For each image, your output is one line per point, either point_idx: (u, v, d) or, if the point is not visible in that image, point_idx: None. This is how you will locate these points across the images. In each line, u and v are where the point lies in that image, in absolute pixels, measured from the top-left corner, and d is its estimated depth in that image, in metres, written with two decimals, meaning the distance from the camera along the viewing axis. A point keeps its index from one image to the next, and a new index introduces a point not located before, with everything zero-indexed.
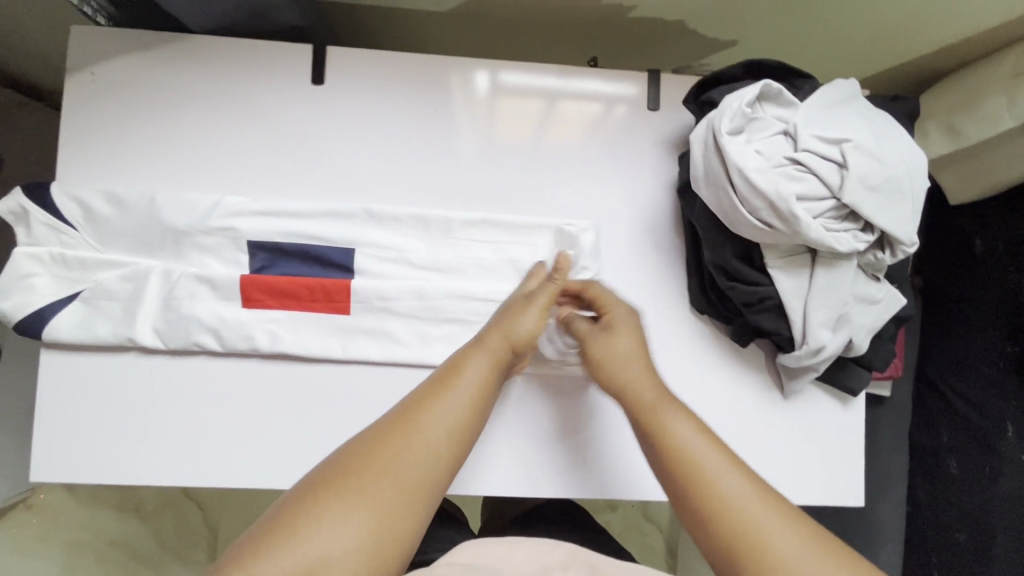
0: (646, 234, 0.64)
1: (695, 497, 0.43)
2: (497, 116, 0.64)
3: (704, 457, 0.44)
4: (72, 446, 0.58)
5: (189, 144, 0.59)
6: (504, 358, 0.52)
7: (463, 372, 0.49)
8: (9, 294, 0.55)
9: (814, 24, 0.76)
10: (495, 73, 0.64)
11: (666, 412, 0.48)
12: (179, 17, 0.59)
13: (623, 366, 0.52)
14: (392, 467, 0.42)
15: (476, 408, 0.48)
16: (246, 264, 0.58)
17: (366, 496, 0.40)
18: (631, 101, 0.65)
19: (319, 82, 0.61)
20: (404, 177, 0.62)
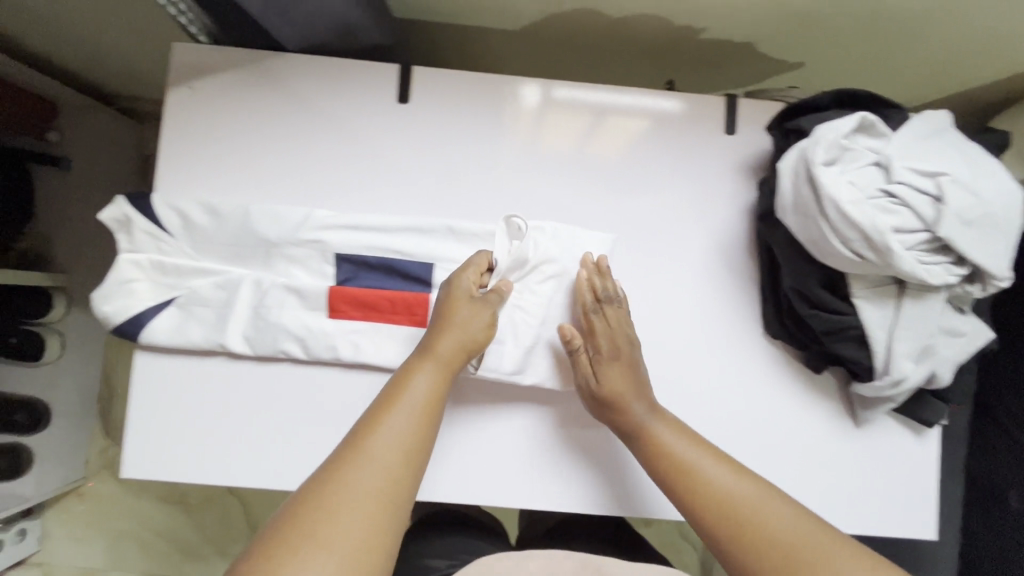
0: (718, 257, 0.65)
1: (689, 490, 0.53)
2: (567, 138, 0.65)
3: (693, 455, 0.55)
4: (160, 444, 0.60)
5: (282, 159, 0.62)
6: (447, 366, 0.54)
7: (407, 390, 0.51)
8: (111, 298, 0.58)
9: (887, 48, 0.76)
10: (547, 88, 0.65)
11: (656, 422, 0.57)
12: (277, 37, 0.61)
13: (633, 404, 0.57)
14: (352, 492, 0.43)
15: (425, 422, 0.50)
16: (331, 275, 0.61)
17: (337, 525, 0.41)
18: (684, 113, 0.66)
19: (405, 101, 0.64)
20: (482, 194, 0.64)
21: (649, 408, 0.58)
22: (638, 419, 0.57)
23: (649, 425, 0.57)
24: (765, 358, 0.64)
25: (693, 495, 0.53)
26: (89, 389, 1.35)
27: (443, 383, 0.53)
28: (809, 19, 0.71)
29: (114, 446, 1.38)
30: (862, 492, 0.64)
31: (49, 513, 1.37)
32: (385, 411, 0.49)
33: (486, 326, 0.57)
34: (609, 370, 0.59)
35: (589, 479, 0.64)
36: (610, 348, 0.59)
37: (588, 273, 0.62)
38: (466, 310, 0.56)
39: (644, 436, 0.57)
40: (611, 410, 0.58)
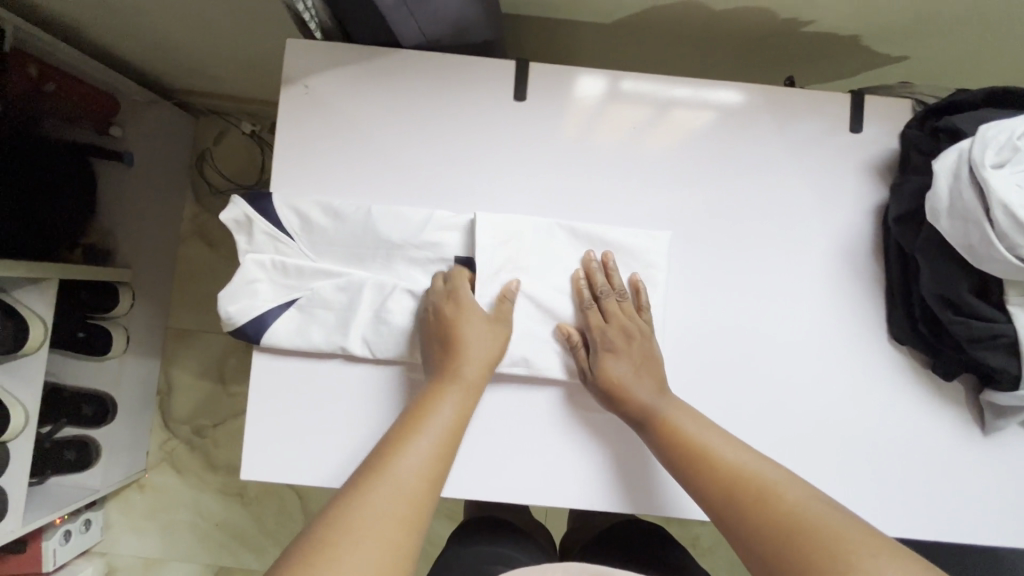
0: (840, 260, 0.64)
1: (705, 469, 0.53)
2: (673, 136, 0.65)
3: (704, 436, 0.55)
4: (274, 448, 0.60)
5: (400, 160, 0.62)
6: (466, 383, 0.55)
7: (432, 413, 0.52)
8: (237, 299, 0.58)
9: (1001, 42, 0.74)
10: (614, 81, 0.65)
11: (665, 407, 0.57)
12: (399, 34, 0.60)
13: (637, 389, 0.58)
14: (378, 499, 0.44)
15: (448, 444, 0.51)
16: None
17: (360, 529, 0.41)
18: (760, 105, 0.65)
19: (522, 99, 0.64)
20: (595, 193, 0.64)
21: (657, 397, 0.58)
22: (646, 407, 0.57)
23: (657, 409, 0.57)
24: (890, 363, 0.63)
25: (709, 479, 0.52)
26: (149, 382, 1.36)
27: (466, 406, 0.54)
28: (927, 12, 0.69)
29: (173, 440, 1.39)
30: (991, 502, 0.62)
31: (112, 505, 1.39)
32: (411, 428, 0.51)
33: (498, 343, 0.58)
34: (608, 360, 0.59)
35: (639, 467, 0.63)
36: (610, 338, 0.59)
37: (588, 271, 0.62)
38: (473, 320, 0.57)
39: (656, 419, 0.56)
40: (614, 399, 0.58)
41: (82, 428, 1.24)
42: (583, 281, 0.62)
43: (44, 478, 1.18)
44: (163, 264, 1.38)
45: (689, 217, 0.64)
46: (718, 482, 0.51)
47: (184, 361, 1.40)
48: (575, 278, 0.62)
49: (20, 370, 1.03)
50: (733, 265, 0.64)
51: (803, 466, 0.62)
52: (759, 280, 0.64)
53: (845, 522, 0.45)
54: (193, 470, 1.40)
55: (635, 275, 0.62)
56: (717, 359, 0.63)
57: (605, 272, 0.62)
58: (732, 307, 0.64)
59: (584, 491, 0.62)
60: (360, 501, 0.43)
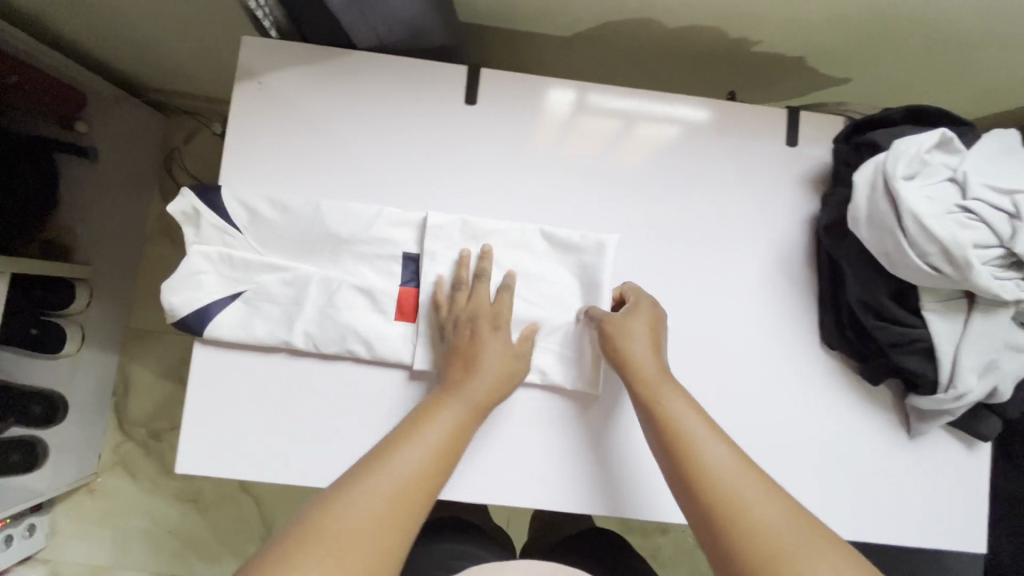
0: (776, 266, 0.67)
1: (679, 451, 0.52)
2: (632, 150, 0.67)
3: (681, 414, 0.54)
4: (211, 441, 0.59)
5: (353, 158, 0.64)
6: (476, 399, 0.56)
7: (432, 420, 0.53)
8: (180, 290, 0.58)
9: (931, 67, 0.79)
10: (582, 94, 0.67)
11: (665, 386, 0.56)
12: (350, 35, 0.61)
13: (634, 344, 0.58)
14: (364, 500, 0.46)
15: (446, 453, 0.52)
16: (398, 275, 0.62)
17: (341, 531, 0.43)
18: (720, 123, 0.67)
19: (472, 102, 0.65)
20: (542, 196, 0.66)
21: (663, 375, 0.57)
22: (654, 381, 0.57)
23: (658, 386, 0.56)
24: (824, 367, 0.65)
25: (676, 458, 0.52)
26: (105, 382, 1.33)
27: (468, 419, 0.55)
28: (861, 36, 0.73)
29: (128, 442, 1.36)
30: (914, 505, 0.64)
31: (59, 509, 1.35)
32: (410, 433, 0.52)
33: (513, 369, 0.59)
34: (627, 332, 0.59)
35: (607, 466, 0.63)
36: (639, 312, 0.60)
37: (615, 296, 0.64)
38: (482, 335, 0.58)
39: (648, 394, 0.56)
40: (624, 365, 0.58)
41: (28, 429, 1.20)
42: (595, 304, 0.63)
43: None
44: (125, 263, 1.36)
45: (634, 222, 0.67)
46: (681, 458, 0.52)
47: (144, 361, 1.37)
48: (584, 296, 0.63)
49: None
50: (673, 269, 0.66)
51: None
52: (698, 284, 0.66)
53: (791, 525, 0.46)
54: (148, 473, 1.36)
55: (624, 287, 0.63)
56: None
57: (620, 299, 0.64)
58: (672, 311, 0.66)
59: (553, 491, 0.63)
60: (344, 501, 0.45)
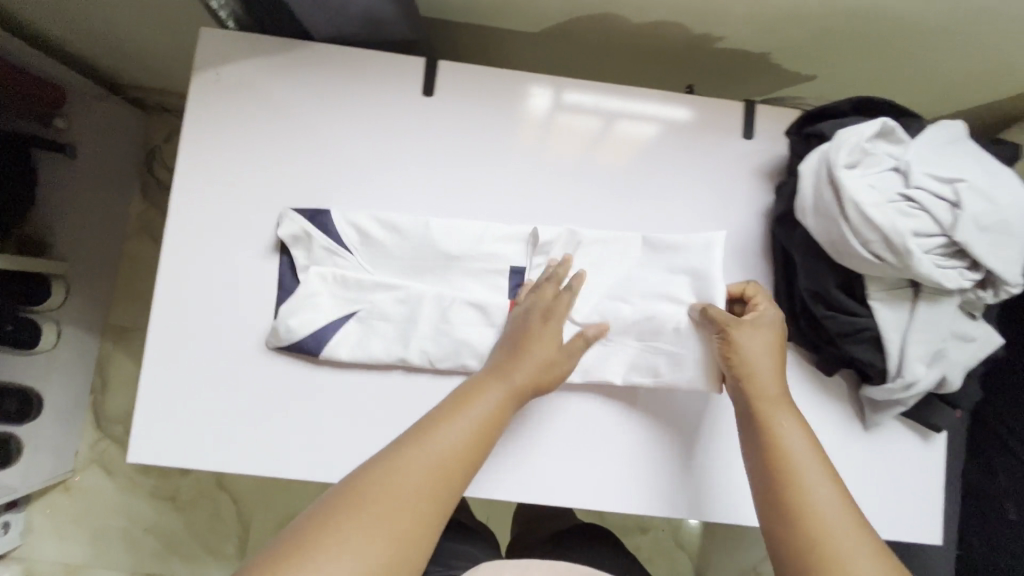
0: (735, 258, 0.66)
1: (779, 461, 0.52)
2: (608, 147, 0.67)
3: (790, 433, 0.54)
4: (165, 430, 0.60)
5: (310, 148, 0.64)
6: (523, 391, 0.56)
7: (474, 405, 0.53)
8: (300, 312, 0.60)
9: (894, 64, 0.79)
10: (558, 92, 0.67)
11: (773, 404, 0.56)
12: (306, 26, 0.62)
13: (760, 362, 0.57)
14: (411, 485, 0.46)
15: (482, 441, 0.52)
16: (504, 288, 0.64)
17: (388, 512, 0.43)
18: (699, 122, 0.68)
19: (430, 94, 0.66)
20: (501, 187, 0.66)
21: (783, 395, 0.57)
22: (771, 397, 0.56)
23: (773, 405, 0.56)
24: (779, 358, 0.65)
25: (772, 466, 0.53)
26: (82, 379, 1.33)
27: (506, 406, 0.54)
28: (821, 32, 0.74)
29: (105, 440, 1.36)
30: (870, 496, 0.64)
31: (36, 507, 1.34)
32: (452, 416, 0.52)
33: (557, 369, 0.58)
34: (746, 338, 0.57)
35: (653, 466, 0.64)
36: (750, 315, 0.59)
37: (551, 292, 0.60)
38: (534, 329, 0.58)
39: (761, 410, 0.56)
40: (740, 371, 0.57)
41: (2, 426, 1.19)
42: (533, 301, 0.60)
43: None
44: (105, 259, 1.36)
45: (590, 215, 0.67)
46: (774, 466, 0.52)
47: (122, 358, 1.37)
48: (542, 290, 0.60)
49: None
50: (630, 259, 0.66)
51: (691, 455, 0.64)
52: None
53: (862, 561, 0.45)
54: (125, 471, 1.36)
55: (749, 285, 0.62)
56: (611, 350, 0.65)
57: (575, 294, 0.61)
58: None
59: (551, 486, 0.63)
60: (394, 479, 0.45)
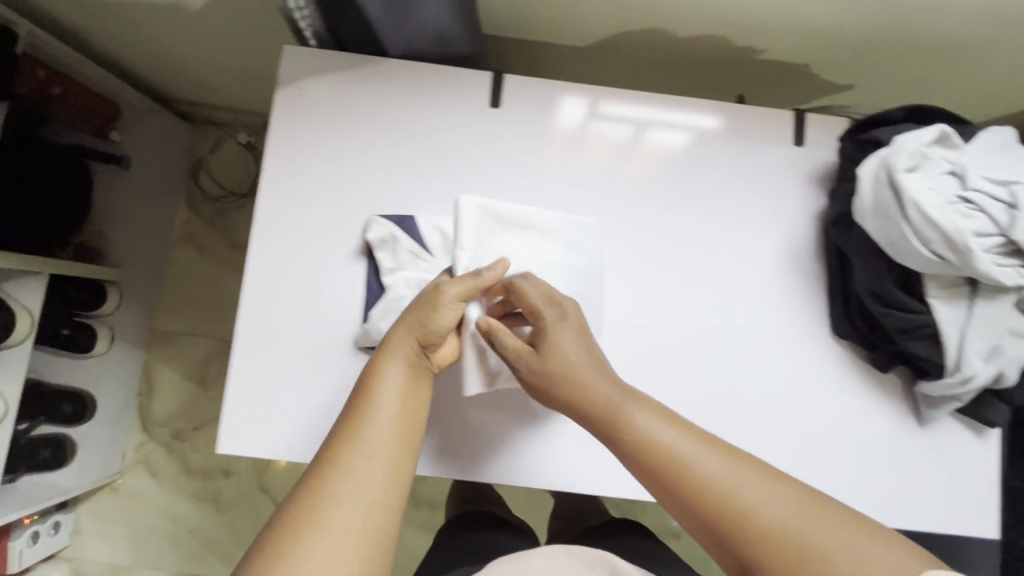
0: (789, 261, 0.69)
1: (659, 461, 0.48)
2: (636, 155, 0.71)
3: (651, 420, 0.50)
4: (253, 424, 0.63)
5: (386, 157, 0.68)
6: (416, 357, 0.54)
7: (376, 397, 0.50)
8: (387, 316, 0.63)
9: (931, 73, 0.82)
10: (596, 103, 0.71)
11: (626, 401, 0.52)
12: (384, 44, 0.66)
13: (586, 373, 0.53)
14: (346, 491, 0.44)
15: (392, 429, 0.49)
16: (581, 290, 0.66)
17: (339, 518, 0.43)
18: (725, 130, 0.71)
19: (497, 106, 0.70)
20: (564, 192, 0.70)
21: (621, 392, 0.53)
22: (607, 394, 0.52)
23: (622, 403, 0.52)
24: (830, 356, 0.68)
25: (660, 473, 0.48)
26: (130, 384, 1.37)
27: (415, 376, 0.53)
28: (862, 43, 0.77)
29: (150, 443, 1.40)
30: (927, 490, 0.66)
31: (84, 508, 1.38)
32: (363, 406, 0.50)
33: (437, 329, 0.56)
34: (561, 345, 0.55)
35: None
36: (548, 318, 0.56)
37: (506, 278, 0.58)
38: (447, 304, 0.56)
39: (618, 414, 0.51)
40: (557, 387, 0.54)
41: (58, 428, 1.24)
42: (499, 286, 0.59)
43: (17, 476, 1.17)
44: (153, 267, 1.41)
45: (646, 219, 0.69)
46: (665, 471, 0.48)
47: (167, 363, 1.41)
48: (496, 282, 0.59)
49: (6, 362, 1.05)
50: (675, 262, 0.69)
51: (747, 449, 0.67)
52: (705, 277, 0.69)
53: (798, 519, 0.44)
54: (169, 474, 1.40)
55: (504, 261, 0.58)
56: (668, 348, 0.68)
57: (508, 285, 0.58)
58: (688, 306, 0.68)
59: (553, 471, 0.69)
60: (311, 525, 0.42)
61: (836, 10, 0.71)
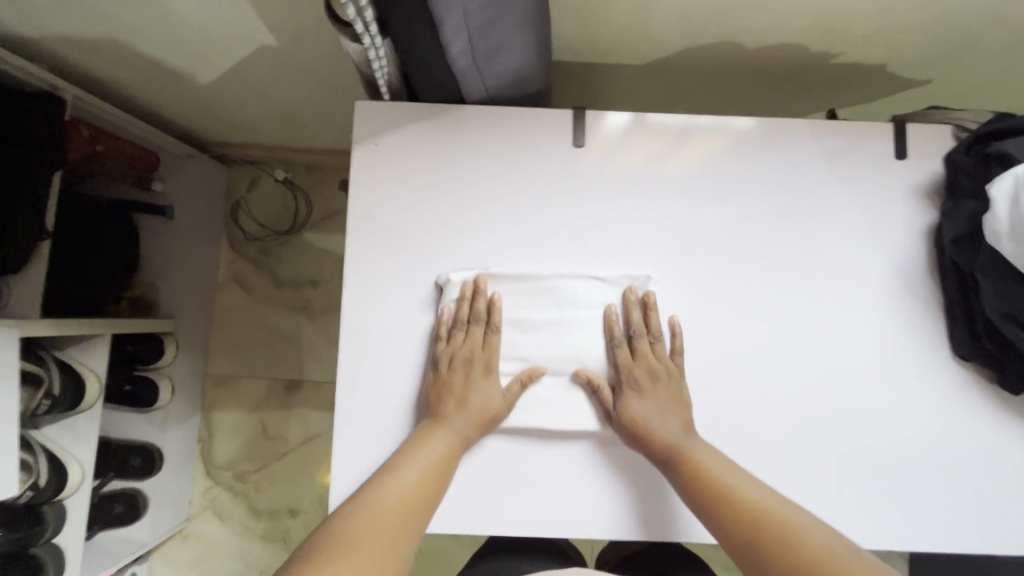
0: (895, 284, 0.69)
1: (702, 481, 0.59)
2: (675, 165, 0.71)
3: (697, 452, 0.62)
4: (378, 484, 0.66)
5: (476, 211, 0.69)
6: (468, 429, 0.63)
7: (422, 451, 0.61)
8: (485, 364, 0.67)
9: (1018, 66, 0.79)
10: (641, 117, 0.71)
11: (689, 447, 0.62)
12: (466, 92, 0.65)
13: (659, 425, 0.63)
14: (373, 521, 0.54)
15: (433, 478, 0.60)
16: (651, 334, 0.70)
17: (359, 541, 0.51)
18: (765, 130, 0.71)
19: (580, 145, 0.70)
20: (660, 221, 0.70)
21: (683, 431, 0.63)
22: (673, 439, 0.63)
23: (682, 448, 0.62)
24: (955, 379, 0.67)
25: (701, 490, 0.59)
26: (192, 430, 1.37)
27: (459, 444, 0.63)
28: (949, 42, 0.74)
29: (215, 488, 1.39)
30: None
31: (155, 557, 1.38)
32: (405, 462, 0.61)
33: (490, 407, 0.64)
34: (635, 400, 0.65)
35: None
36: (637, 379, 0.65)
37: (635, 305, 0.68)
38: (473, 378, 0.65)
39: (680, 457, 0.62)
40: (641, 437, 0.64)
41: (131, 482, 1.27)
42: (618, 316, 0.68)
43: (93, 531, 1.21)
44: (202, 313, 1.39)
45: (721, 249, 0.70)
46: (706, 486, 0.59)
47: (225, 408, 1.40)
48: (610, 310, 0.68)
49: (73, 426, 1.05)
50: (768, 284, 0.69)
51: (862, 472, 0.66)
52: (794, 299, 0.69)
53: (812, 534, 0.52)
54: (237, 517, 1.39)
55: (648, 291, 0.68)
56: (778, 379, 0.68)
57: (645, 309, 0.68)
58: (791, 335, 0.68)
59: (589, 521, 0.67)
60: (342, 534, 0.52)
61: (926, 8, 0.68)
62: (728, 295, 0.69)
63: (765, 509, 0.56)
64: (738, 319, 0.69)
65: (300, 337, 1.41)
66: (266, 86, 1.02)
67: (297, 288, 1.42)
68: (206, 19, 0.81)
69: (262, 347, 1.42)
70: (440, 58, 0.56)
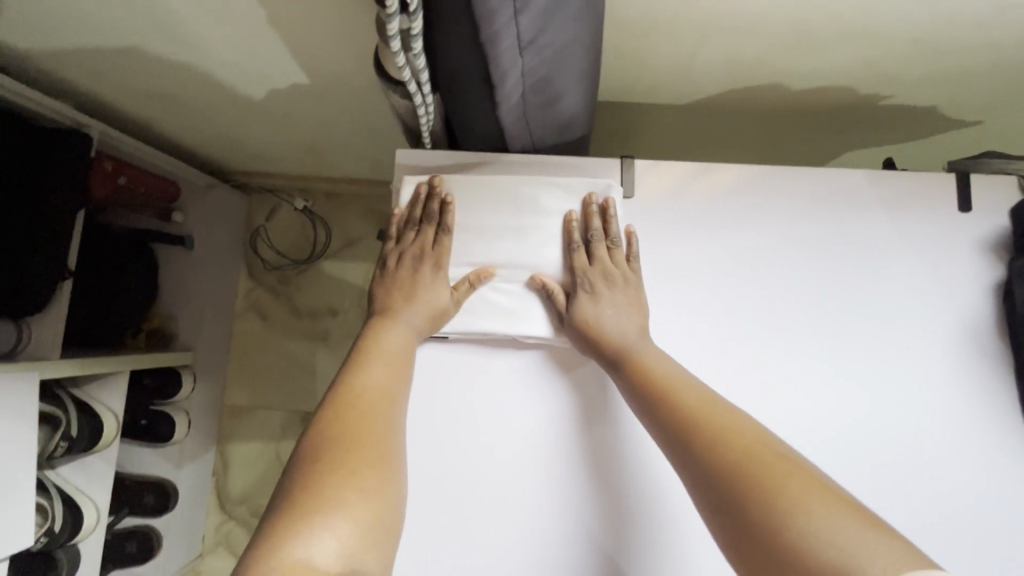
0: (958, 342, 0.66)
1: (657, 385, 0.56)
2: (721, 213, 0.69)
3: (650, 353, 0.59)
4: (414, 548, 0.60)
5: (519, 263, 0.66)
6: (425, 323, 0.62)
7: (383, 346, 0.59)
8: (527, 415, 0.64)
9: None
10: (687, 166, 0.70)
11: (639, 346, 0.60)
12: (509, 142, 0.64)
13: (611, 327, 0.61)
14: (358, 415, 0.51)
15: (401, 367, 0.58)
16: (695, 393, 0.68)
17: (352, 434, 0.49)
18: (813, 179, 0.69)
19: (629, 197, 0.69)
20: (710, 274, 0.68)
21: (638, 335, 0.61)
22: (624, 342, 0.60)
23: (632, 346, 0.60)
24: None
25: (655, 391, 0.55)
26: (206, 463, 1.34)
27: (415, 336, 0.62)
28: (1003, 87, 0.72)
29: (229, 522, 1.36)
30: None
31: None
32: (368, 355, 0.57)
33: (442, 306, 0.63)
34: (587, 302, 0.62)
35: None
36: (591, 282, 0.63)
37: (593, 210, 0.66)
38: (422, 273, 0.64)
39: (629, 358, 0.59)
40: (591, 338, 0.61)
41: (144, 518, 1.24)
42: (576, 223, 0.66)
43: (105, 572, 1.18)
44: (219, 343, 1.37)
45: (775, 303, 0.67)
46: (656, 386, 0.55)
47: (241, 441, 1.38)
48: (569, 217, 0.66)
49: (89, 466, 1.02)
50: (823, 339, 0.66)
51: (935, 548, 0.61)
52: (850, 355, 0.66)
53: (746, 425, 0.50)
54: None
55: (608, 198, 0.66)
56: (840, 440, 0.64)
57: (604, 216, 0.66)
58: (848, 393, 0.65)
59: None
60: (331, 431, 0.48)
61: (981, 57, 0.66)
62: (782, 351, 0.66)
63: (709, 406, 0.52)
64: (793, 377, 0.66)
65: (317, 367, 1.39)
66: (293, 119, 1.00)
67: (315, 318, 1.40)
68: (239, 59, 0.80)
69: (279, 378, 1.39)
70: (490, 112, 0.54)
